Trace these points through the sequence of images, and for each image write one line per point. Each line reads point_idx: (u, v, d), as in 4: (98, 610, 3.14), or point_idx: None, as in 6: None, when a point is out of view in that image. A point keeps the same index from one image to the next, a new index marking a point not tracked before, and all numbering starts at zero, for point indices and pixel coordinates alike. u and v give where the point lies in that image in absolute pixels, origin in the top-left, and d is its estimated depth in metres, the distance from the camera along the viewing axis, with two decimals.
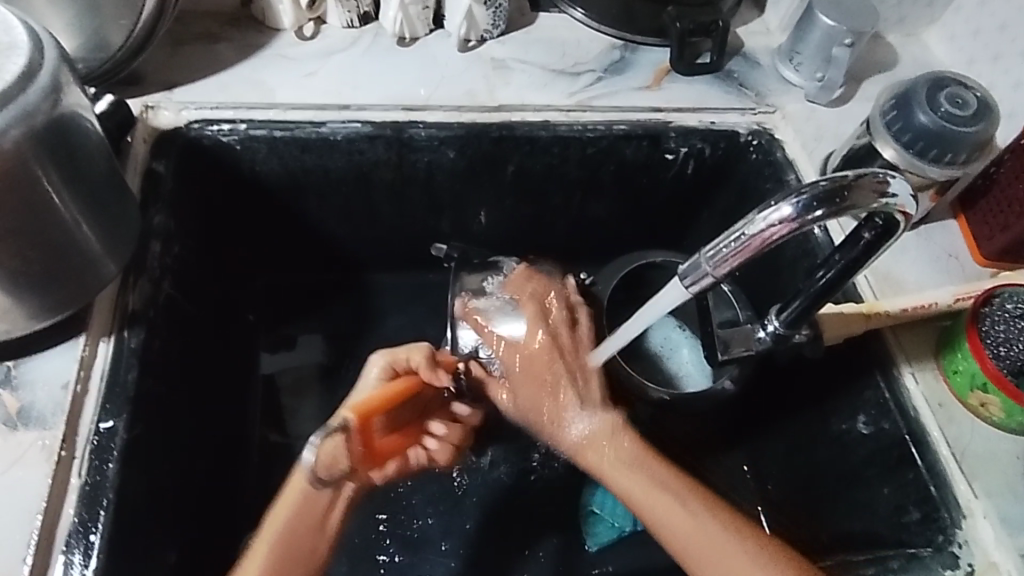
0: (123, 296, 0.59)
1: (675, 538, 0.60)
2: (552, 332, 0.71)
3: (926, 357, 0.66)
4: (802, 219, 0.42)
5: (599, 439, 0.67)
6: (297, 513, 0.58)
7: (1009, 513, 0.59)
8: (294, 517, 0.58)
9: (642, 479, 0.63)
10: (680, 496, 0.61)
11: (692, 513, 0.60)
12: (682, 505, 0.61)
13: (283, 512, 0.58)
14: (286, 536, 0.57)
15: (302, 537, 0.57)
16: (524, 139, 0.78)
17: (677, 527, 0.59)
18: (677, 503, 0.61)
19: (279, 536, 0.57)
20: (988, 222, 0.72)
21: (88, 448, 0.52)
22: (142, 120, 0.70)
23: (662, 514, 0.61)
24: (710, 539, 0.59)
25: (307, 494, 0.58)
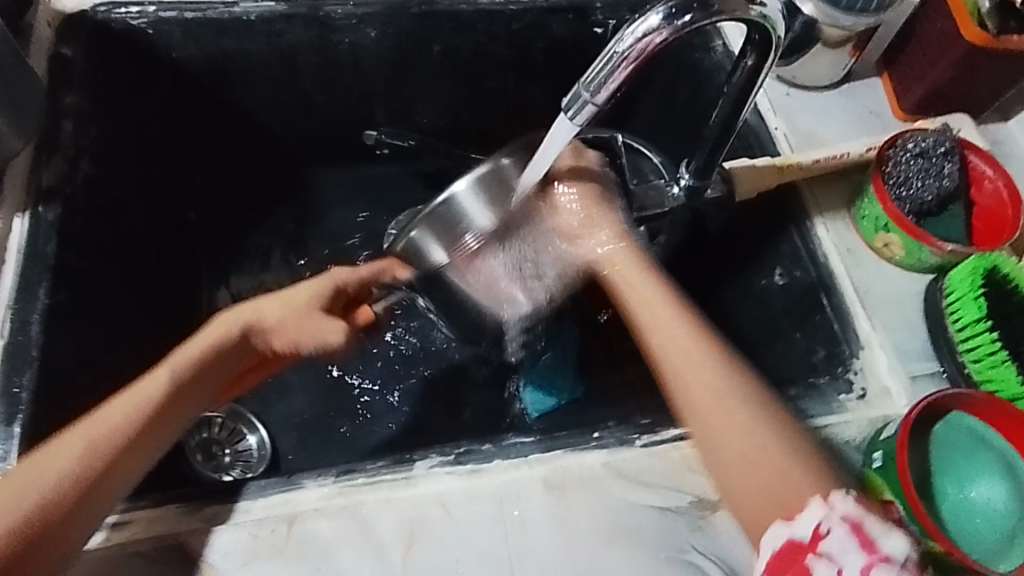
0: (38, 172, 0.60)
1: (699, 376, 0.50)
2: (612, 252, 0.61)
3: (839, 208, 0.68)
4: (672, 26, 0.42)
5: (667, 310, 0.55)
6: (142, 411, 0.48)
7: (904, 344, 0.62)
8: (201, 366, 0.52)
9: (700, 354, 0.51)
10: (733, 391, 0.49)
11: (734, 400, 0.49)
12: (712, 348, 0.52)
13: (123, 405, 0.48)
14: (181, 380, 0.51)
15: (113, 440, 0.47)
16: (446, 14, 0.76)
17: (726, 408, 0.49)
18: (730, 396, 0.49)
19: (106, 427, 0.47)
20: (908, 76, 0.72)
21: (8, 312, 0.54)
22: (45, 3, 0.68)
23: (676, 361, 0.51)
24: (715, 381, 0.50)
25: (218, 350, 0.53)
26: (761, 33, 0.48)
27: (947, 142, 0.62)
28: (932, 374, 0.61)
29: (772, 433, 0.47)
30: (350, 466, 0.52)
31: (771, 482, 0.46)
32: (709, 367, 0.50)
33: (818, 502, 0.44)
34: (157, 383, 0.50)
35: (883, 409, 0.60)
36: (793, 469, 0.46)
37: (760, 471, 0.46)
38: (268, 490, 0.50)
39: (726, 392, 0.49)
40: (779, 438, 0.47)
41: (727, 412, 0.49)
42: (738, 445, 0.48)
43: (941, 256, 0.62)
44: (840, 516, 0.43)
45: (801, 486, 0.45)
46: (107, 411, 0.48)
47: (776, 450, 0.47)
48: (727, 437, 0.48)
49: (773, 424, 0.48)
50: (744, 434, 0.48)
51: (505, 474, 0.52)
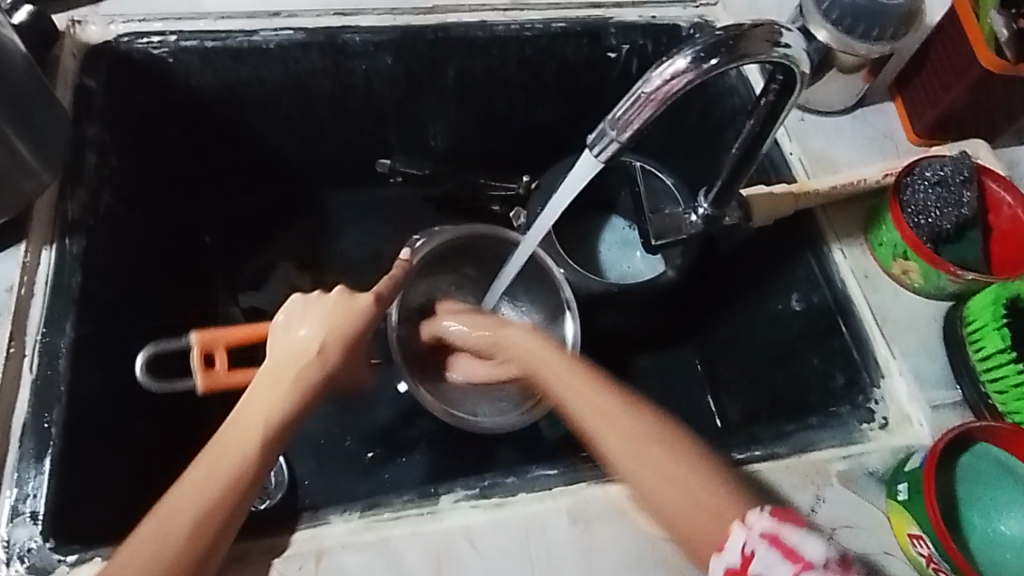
0: (62, 205, 0.60)
1: (596, 420, 0.50)
2: (535, 349, 0.61)
3: (855, 233, 0.68)
4: (696, 69, 0.44)
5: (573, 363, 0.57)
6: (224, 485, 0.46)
7: (924, 371, 0.62)
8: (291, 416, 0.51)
9: (591, 389, 0.53)
10: (625, 413, 0.50)
11: (632, 421, 0.49)
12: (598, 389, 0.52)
13: (203, 481, 0.46)
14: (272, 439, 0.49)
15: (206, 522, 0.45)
16: (461, 40, 0.76)
17: (611, 433, 0.49)
18: (622, 417, 0.50)
19: (195, 505, 0.45)
20: (920, 99, 0.72)
21: (37, 347, 0.55)
22: (68, 36, 0.69)
23: (573, 398, 0.53)
24: (605, 409, 0.50)
25: (301, 402, 0.51)
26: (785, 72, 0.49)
27: (965, 170, 0.63)
28: (954, 401, 0.61)
29: (681, 462, 0.47)
30: (376, 500, 0.52)
31: (681, 505, 0.45)
32: (604, 411, 0.50)
33: (738, 526, 0.43)
34: (251, 441, 0.48)
35: (903, 437, 0.60)
36: (700, 484, 0.46)
37: (682, 511, 0.45)
38: (294, 525, 0.51)
39: (620, 420, 0.49)
40: (687, 466, 0.47)
41: (630, 445, 0.48)
42: (649, 485, 0.47)
43: (959, 284, 0.62)
44: (759, 533, 0.42)
45: (721, 513, 0.44)
46: (197, 486, 0.46)
47: (683, 473, 0.46)
48: (634, 468, 0.47)
49: (675, 448, 0.47)
50: (650, 463, 0.47)
51: (530, 506, 0.52)
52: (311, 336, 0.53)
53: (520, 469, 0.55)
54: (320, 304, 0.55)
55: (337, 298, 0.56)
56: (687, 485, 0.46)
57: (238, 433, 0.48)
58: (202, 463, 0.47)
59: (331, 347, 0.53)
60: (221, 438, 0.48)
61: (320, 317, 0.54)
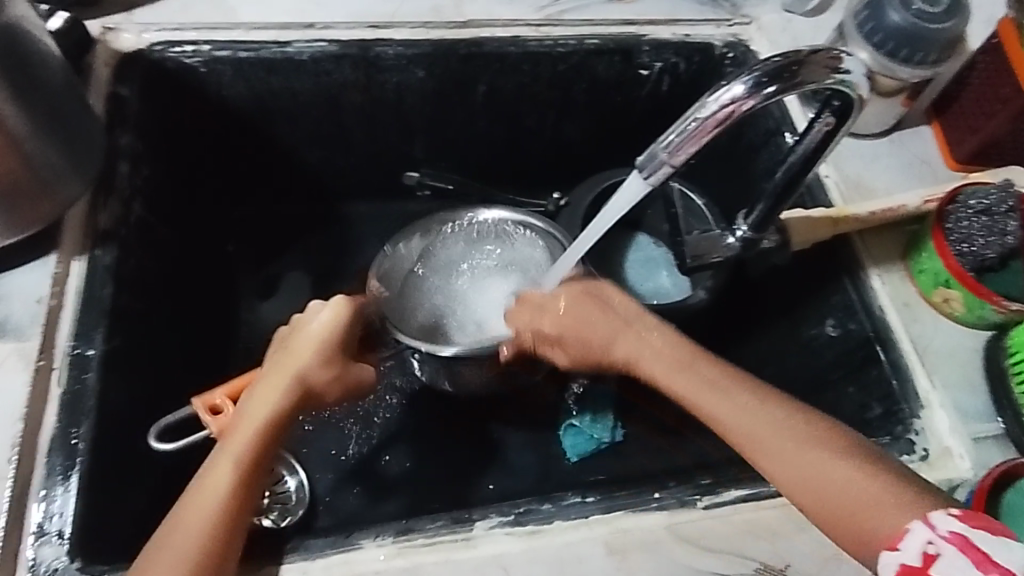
0: (93, 216, 0.60)
1: (739, 421, 0.47)
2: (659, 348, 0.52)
3: (893, 260, 0.67)
4: (755, 95, 0.45)
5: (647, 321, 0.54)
6: (198, 529, 0.45)
7: (965, 403, 0.61)
8: (274, 430, 0.51)
9: (686, 359, 0.51)
10: (721, 388, 0.48)
11: (758, 411, 0.47)
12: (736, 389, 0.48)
13: (175, 528, 0.45)
14: (252, 466, 0.49)
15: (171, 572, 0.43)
16: (494, 55, 0.75)
17: (738, 416, 0.47)
18: (753, 404, 0.47)
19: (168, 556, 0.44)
20: (961, 125, 0.71)
21: (66, 360, 0.54)
22: (101, 43, 0.68)
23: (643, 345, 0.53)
24: (709, 385, 0.49)
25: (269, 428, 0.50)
26: (843, 99, 0.51)
27: (1011, 198, 0.62)
28: (996, 436, 0.60)
29: (832, 454, 0.44)
30: (408, 525, 0.51)
31: (841, 490, 0.43)
32: (749, 417, 0.46)
33: (918, 523, 0.40)
34: (229, 472, 0.48)
35: (946, 471, 0.58)
36: (856, 474, 0.43)
37: (841, 499, 0.43)
38: (324, 550, 0.50)
39: (753, 409, 0.47)
40: (842, 457, 0.44)
41: (784, 457, 0.45)
42: (818, 488, 0.44)
43: (1003, 314, 0.60)
44: (945, 533, 0.39)
45: (901, 507, 0.42)
46: (189, 515, 0.46)
47: (844, 464, 0.44)
48: (781, 463, 0.45)
49: (813, 439, 0.45)
50: (823, 467, 0.44)
51: (565, 535, 0.51)
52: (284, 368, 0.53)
53: (554, 495, 0.53)
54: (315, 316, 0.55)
55: (316, 310, 0.56)
56: (842, 471, 0.44)
57: (212, 478, 0.47)
58: (179, 511, 0.46)
59: (314, 356, 0.54)
60: (197, 489, 0.47)
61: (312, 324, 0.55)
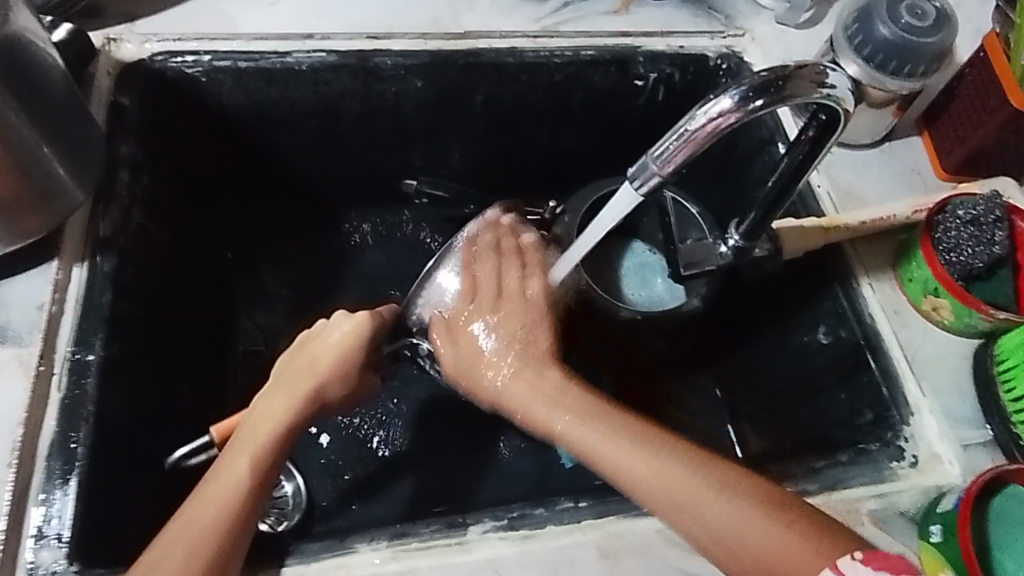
0: (94, 223, 0.61)
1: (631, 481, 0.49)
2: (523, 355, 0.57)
3: (884, 269, 0.68)
4: (743, 108, 0.46)
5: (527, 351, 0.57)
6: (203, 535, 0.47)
7: (953, 410, 0.62)
8: (276, 444, 0.53)
9: (614, 412, 0.53)
10: (648, 443, 0.50)
11: (654, 462, 0.49)
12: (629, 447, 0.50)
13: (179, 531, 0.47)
14: (261, 470, 0.51)
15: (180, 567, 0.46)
16: (490, 66, 0.76)
17: (690, 488, 0.48)
18: (662, 454, 0.49)
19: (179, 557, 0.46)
20: (950, 136, 0.72)
21: (66, 365, 0.55)
22: (104, 53, 0.69)
23: (584, 402, 0.54)
24: (627, 438, 0.51)
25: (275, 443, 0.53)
26: (828, 112, 0.52)
27: (998, 209, 0.63)
28: (984, 442, 0.60)
29: (726, 500, 0.47)
30: (403, 529, 0.51)
31: (747, 540, 0.45)
32: (646, 477, 0.49)
33: (830, 574, 0.42)
34: (241, 471, 0.50)
35: (934, 477, 0.59)
36: (759, 517, 0.46)
37: (742, 548, 0.45)
38: (320, 553, 0.50)
39: (624, 454, 0.50)
40: (763, 511, 0.46)
41: (666, 485, 0.48)
42: (733, 546, 0.46)
43: (991, 322, 0.61)
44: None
45: (816, 559, 0.43)
46: (203, 511, 0.48)
47: (745, 514, 0.46)
48: (703, 520, 0.47)
49: (739, 497, 0.47)
50: (710, 522, 0.47)
51: (558, 540, 0.52)
52: (301, 380, 0.56)
53: (548, 499, 0.54)
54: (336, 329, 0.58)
55: (340, 321, 0.58)
56: (741, 518, 0.46)
57: (215, 487, 0.50)
58: (182, 517, 0.48)
59: (325, 372, 0.57)
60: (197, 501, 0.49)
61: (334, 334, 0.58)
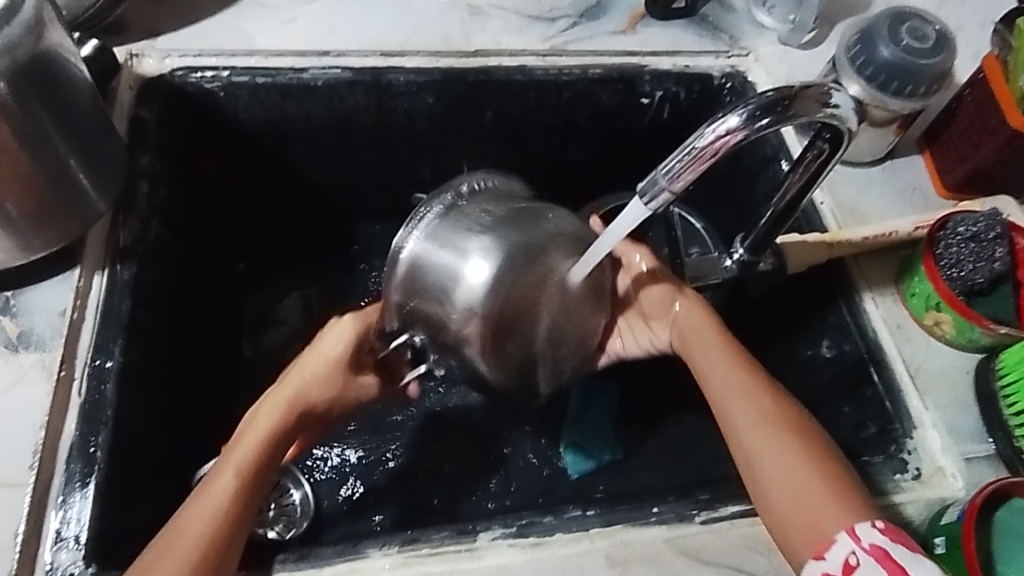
0: (115, 233, 0.62)
1: (726, 406, 0.56)
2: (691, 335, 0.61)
3: (886, 284, 0.69)
4: (750, 126, 0.48)
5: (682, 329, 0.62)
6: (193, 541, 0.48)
7: (956, 424, 0.62)
8: (266, 451, 0.53)
9: (750, 376, 0.57)
10: (762, 403, 0.55)
11: (769, 419, 0.55)
12: (763, 387, 0.56)
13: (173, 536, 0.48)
14: (247, 483, 0.51)
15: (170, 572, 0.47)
16: (501, 83, 0.78)
17: (771, 441, 0.53)
18: (763, 411, 0.55)
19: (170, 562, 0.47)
20: (951, 155, 0.73)
21: (86, 372, 0.56)
22: (126, 68, 0.71)
23: (714, 361, 0.58)
24: (740, 391, 0.56)
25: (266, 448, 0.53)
26: (833, 130, 0.53)
27: (998, 225, 0.64)
28: (987, 455, 0.61)
29: (802, 459, 0.53)
30: (414, 535, 0.52)
31: (803, 498, 0.51)
32: (752, 406, 0.55)
33: (845, 536, 0.48)
34: (230, 486, 0.51)
35: (938, 490, 0.60)
36: (820, 479, 0.52)
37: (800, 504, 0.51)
38: (333, 558, 0.51)
39: (751, 412, 0.55)
40: (822, 474, 0.52)
41: (759, 440, 0.54)
42: (774, 480, 0.52)
43: (992, 337, 0.62)
44: (867, 546, 0.47)
45: (840, 516, 0.50)
46: (190, 520, 0.49)
47: (811, 471, 0.52)
48: (771, 470, 0.53)
49: (813, 451, 0.53)
50: (777, 458, 0.53)
51: (568, 547, 0.52)
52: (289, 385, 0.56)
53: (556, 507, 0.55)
54: (331, 334, 0.57)
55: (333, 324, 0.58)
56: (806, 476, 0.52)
57: (207, 494, 0.50)
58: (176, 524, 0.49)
59: (319, 377, 0.56)
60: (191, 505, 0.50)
61: (327, 340, 0.57)
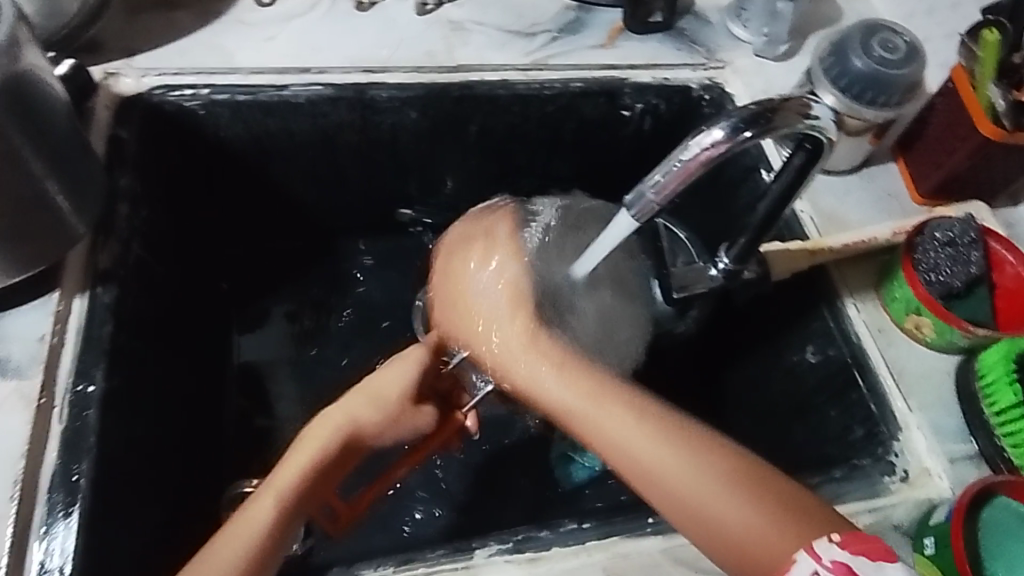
0: (94, 255, 0.61)
1: (618, 445, 0.50)
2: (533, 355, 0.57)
3: (868, 289, 0.70)
4: (733, 139, 0.48)
5: (556, 366, 0.56)
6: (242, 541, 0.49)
7: (941, 425, 0.64)
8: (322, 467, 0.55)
9: (627, 411, 0.51)
10: (659, 429, 0.50)
11: (675, 447, 0.49)
12: (650, 417, 0.51)
13: (225, 539, 0.50)
14: (278, 520, 0.51)
15: (220, 566, 0.48)
16: (484, 98, 0.78)
17: (687, 474, 0.48)
18: (665, 440, 0.49)
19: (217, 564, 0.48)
20: (925, 162, 0.75)
21: (67, 399, 0.55)
22: (103, 87, 0.70)
23: (586, 403, 0.53)
24: (647, 427, 0.50)
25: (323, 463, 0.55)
26: (813, 141, 0.55)
27: (972, 230, 0.66)
28: (971, 455, 0.63)
29: (729, 482, 0.47)
30: (410, 555, 0.52)
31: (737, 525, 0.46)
32: (656, 439, 0.49)
33: (806, 554, 0.42)
34: (284, 487, 0.53)
35: (926, 491, 0.61)
36: (747, 498, 0.46)
37: (742, 534, 0.45)
38: None
39: (662, 442, 0.49)
40: (761, 498, 0.46)
41: (675, 472, 0.48)
42: (702, 504, 0.47)
43: (971, 339, 0.64)
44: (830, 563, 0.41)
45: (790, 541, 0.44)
46: (243, 526, 0.50)
47: (734, 490, 0.46)
48: (695, 503, 0.47)
49: (724, 463, 0.48)
50: (708, 487, 0.47)
51: (565, 562, 0.52)
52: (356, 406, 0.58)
53: (552, 522, 0.55)
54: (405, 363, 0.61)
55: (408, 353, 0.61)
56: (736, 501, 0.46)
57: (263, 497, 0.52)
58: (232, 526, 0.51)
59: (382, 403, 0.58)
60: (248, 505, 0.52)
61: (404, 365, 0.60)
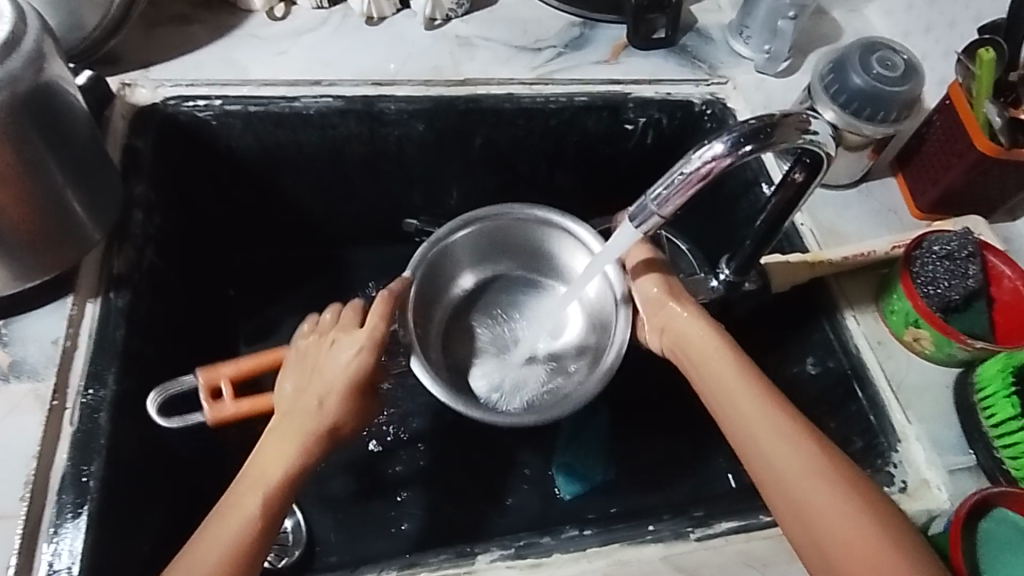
0: (108, 261, 0.62)
1: (753, 450, 0.55)
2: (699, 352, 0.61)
3: (867, 302, 0.71)
4: (733, 153, 0.50)
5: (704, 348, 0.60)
6: (230, 533, 0.51)
7: (939, 437, 0.64)
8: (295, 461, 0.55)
9: (786, 423, 0.54)
10: (796, 440, 0.53)
11: (807, 459, 0.52)
12: (806, 436, 0.54)
13: (209, 535, 0.50)
14: (272, 502, 0.53)
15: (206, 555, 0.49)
16: (490, 111, 0.80)
17: (822, 495, 0.51)
18: (793, 447, 0.53)
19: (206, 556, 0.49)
20: (923, 177, 0.77)
21: (79, 401, 0.56)
22: (120, 98, 0.72)
23: (734, 403, 0.57)
24: (782, 436, 0.54)
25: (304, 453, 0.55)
26: (813, 155, 0.56)
27: (970, 244, 0.67)
28: (969, 467, 0.63)
29: (844, 493, 0.51)
30: (413, 559, 0.52)
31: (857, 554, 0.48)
32: (796, 450, 0.53)
33: None
34: (271, 477, 0.54)
35: (924, 502, 0.61)
36: (858, 513, 0.50)
37: (847, 545, 0.49)
38: None
39: (808, 458, 0.52)
40: (871, 516, 0.50)
41: (803, 483, 0.52)
42: (820, 520, 0.50)
43: (969, 352, 0.64)
44: None
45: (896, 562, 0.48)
46: (223, 522, 0.51)
47: (841, 501, 0.50)
48: (810, 520, 0.51)
49: (856, 485, 0.51)
50: (820, 498, 0.51)
51: (566, 568, 0.53)
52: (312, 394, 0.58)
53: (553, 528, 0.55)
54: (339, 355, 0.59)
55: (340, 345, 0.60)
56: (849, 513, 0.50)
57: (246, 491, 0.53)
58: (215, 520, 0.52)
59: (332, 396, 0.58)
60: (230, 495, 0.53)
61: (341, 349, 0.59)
